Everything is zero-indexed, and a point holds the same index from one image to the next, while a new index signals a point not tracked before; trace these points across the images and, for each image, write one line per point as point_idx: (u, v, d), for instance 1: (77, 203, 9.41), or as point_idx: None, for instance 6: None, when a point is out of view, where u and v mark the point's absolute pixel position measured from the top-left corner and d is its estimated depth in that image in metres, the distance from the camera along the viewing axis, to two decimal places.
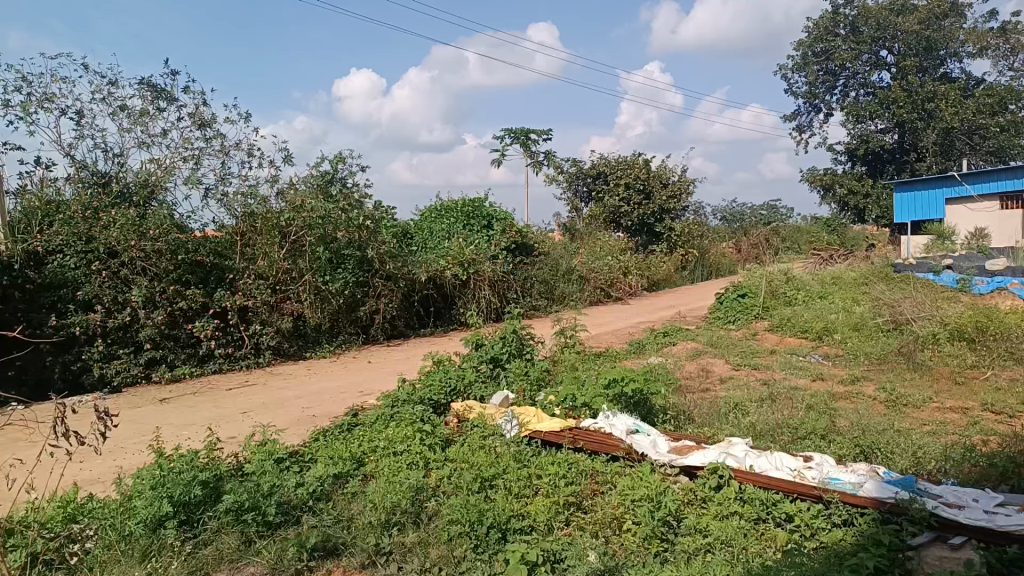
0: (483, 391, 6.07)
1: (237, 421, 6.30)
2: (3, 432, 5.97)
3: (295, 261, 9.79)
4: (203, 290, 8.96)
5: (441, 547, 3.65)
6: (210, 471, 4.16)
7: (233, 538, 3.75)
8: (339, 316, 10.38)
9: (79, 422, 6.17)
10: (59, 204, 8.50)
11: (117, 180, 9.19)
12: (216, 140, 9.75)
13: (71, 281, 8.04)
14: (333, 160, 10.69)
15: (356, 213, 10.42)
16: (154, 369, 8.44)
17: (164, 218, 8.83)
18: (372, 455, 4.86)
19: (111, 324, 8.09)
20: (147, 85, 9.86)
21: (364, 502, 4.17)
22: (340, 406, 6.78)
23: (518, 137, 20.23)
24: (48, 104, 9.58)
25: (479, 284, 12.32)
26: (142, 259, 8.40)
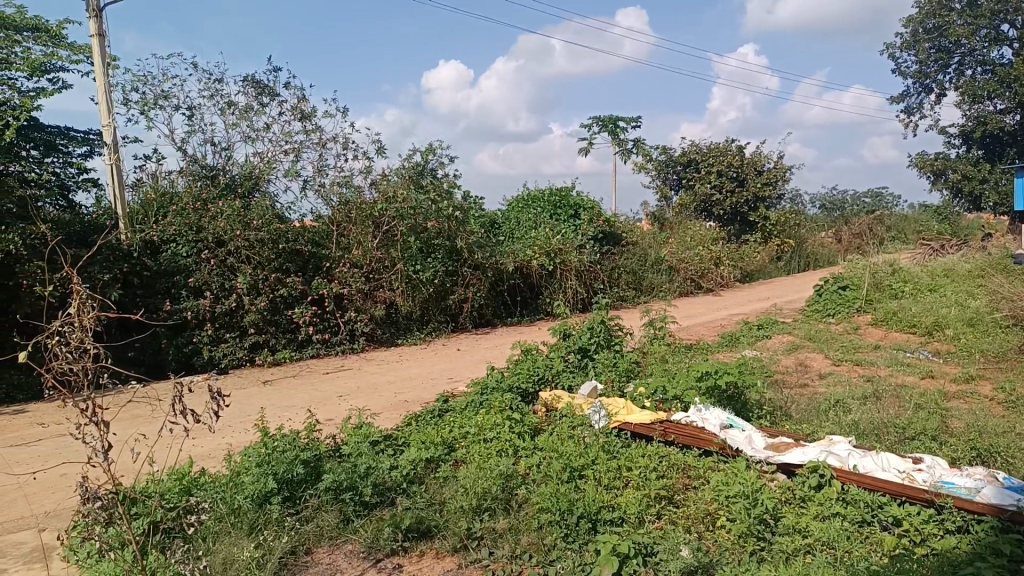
0: (571, 381, 6.07)
1: (334, 404, 6.56)
2: (128, 407, 6.50)
3: (387, 250, 10.05)
4: (302, 278, 9.34)
5: (531, 534, 3.68)
6: (310, 451, 4.38)
7: (333, 516, 3.92)
8: (429, 304, 10.59)
9: (193, 401, 6.65)
10: (172, 196, 9.10)
11: (224, 173, 9.70)
12: (314, 134, 10.13)
13: (183, 269, 8.57)
14: (424, 151, 10.91)
15: (446, 204, 10.61)
16: (257, 352, 8.88)
17: (266, 209, 9.25)
18: (462, 441, 4.95)
19: (218, 310, 8.54)
20: (251, 82, 10.34)
21: (455, 486, 4.25)
22: (431, 392, 6.95)
23: (606, 125, 20.01)
24: (163, 102, 10.22)
25: (566, 274, 12.32)
26: (246, 248, 8.80)
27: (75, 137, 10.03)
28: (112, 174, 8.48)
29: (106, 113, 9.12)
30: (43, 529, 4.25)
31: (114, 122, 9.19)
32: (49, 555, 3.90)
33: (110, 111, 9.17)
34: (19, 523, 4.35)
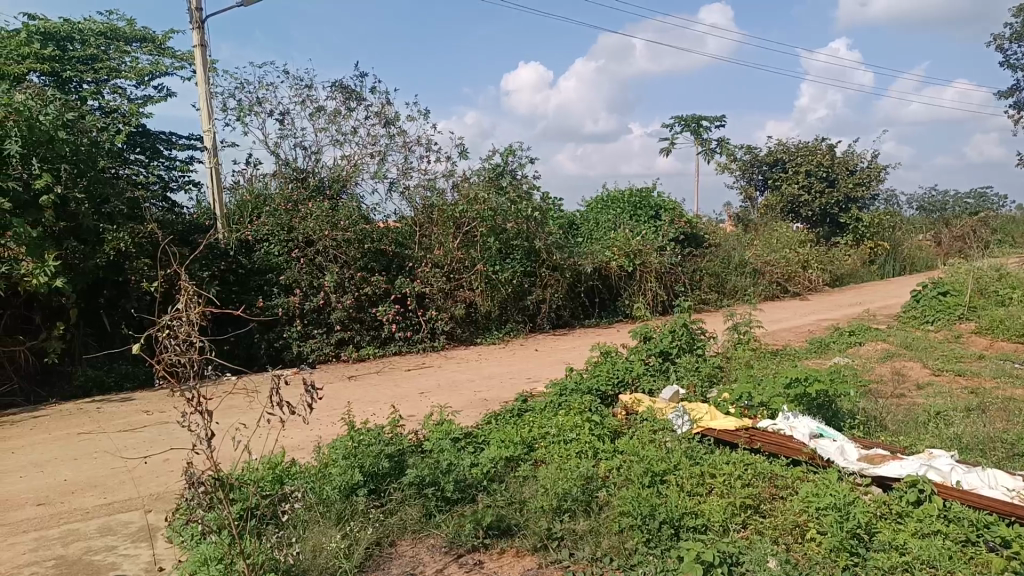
0: (652, 384, 5.98)
1: (416, 401, 6.71)
2: (227, 397, 6.86)
3: (467, 251, 10.19)
4: (386, 277, 9.57)
5: (612, 537, 3.66)
6: (394, 445, 4.50)
7: (416, 510, 4.02)
8: (508, 304, 10.66)
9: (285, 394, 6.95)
10: (266, 197, 9.54)
11: (313, 175, 10.09)
12: (399, 136, 10.39)
13: (275, 267, 8.94)
14: (504, 153, 11.01)
15: (525, 205, 10.70)
16: (343, 348, 9.17)
17: (353, 210, 9.55)
18: (542, 442, 4.97)
19: (307, 307, 8.87)
20: (339, 87, 10.69)
21: (535, 486, 4.27)
22: (510, 391, 7.01)
23: (688, 124, 19.65)
24: (258, 107, 10.72)
25: (646, 276, 12.22)
26: (334, 248, 9.11)
27: (178, 141, 10.64)
28: (212, 176, 8.96)
29: (206, 119, 9.63)
30: (148, 510, 4.54)
31: (214, 127, 9.70)
32: (154, 534, 4.16)
33: (210, 117, 9.68)
34: (127, 503, 4.66)
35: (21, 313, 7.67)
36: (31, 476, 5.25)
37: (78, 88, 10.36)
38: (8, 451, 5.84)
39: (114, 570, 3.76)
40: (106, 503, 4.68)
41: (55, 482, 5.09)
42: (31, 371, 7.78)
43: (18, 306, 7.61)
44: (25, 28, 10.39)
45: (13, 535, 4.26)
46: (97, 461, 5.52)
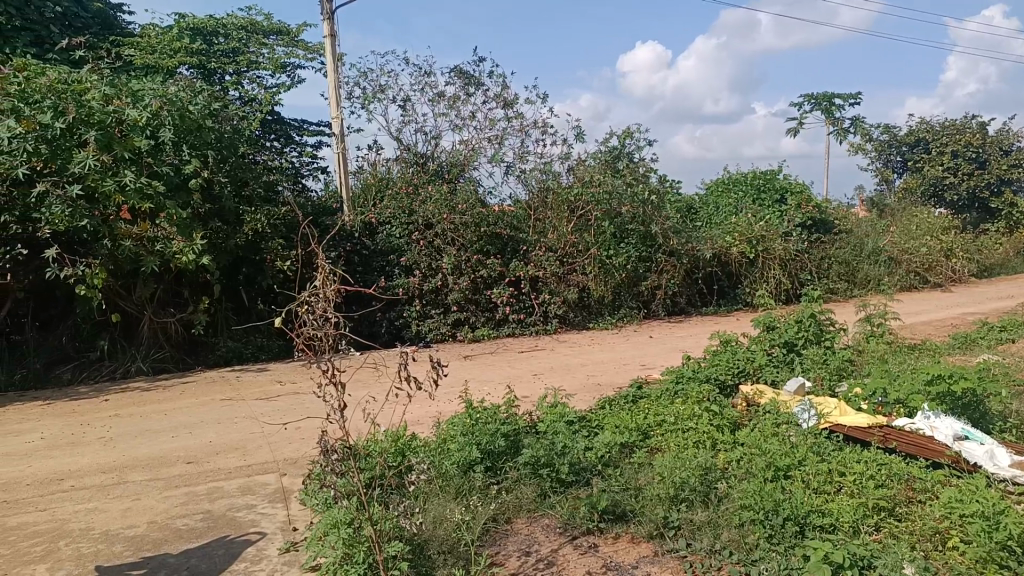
0: (775, 375, 5.75)
1: (530, 382, 6.80)
2: (357, 371, 7.22)
3: (582, 235, 10.13)
4: (501, 260, 9.69)
5: (732, 530, 3.56)
6: (510, 425, 4.56)
7: (531, 490, 4.09)
8: (622, 289, 10.52)
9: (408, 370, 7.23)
10: (389, 181, 9.93)
11: (433, 160, 10.40)
12: (516, 120, 10.47)
13: (397, 248, 9.27)
14: (622, 135, 10.87)
15: (641, 188, 10.57)
16: (459, 328, 9.38)
17: (470, 194, 9.75)
18: (658, 429, 4.89)
19: (426, 287, 9.13)
20: (458, 73, 10.89)
21: (650, 473, 4.21)
22: (624, 377, 6.95)
23: (819, 102, 18.58)
24: (381, 94, 11.11)
25: (768, 263, 11.76)
26: (452, 231, 9.33)
27: (308, 128, 11.25)
28: (339, 161, 9.41)
29: (335, 106, 10.09)
30: (283, 473, 4.86)
31: (342, 114, 10.16)
32: (288, 497, 4.47)
33: (338, 104, 10.15)
34: (265, 466, 5.02)
35: (172, 288, 8.39)
36: (181, 436, 5.76)
37: (221, 78, 11.16)
38: (162, 413, 6.43)
39: (254, 527, 4.07)
40: (246, 465, 5.06)
41: (202, 443, 5.56)
42: (180, 340, 8.50)
43: (170, 281, 8.32)
44: (177, 24, 11.30)
45: (168, 488, 4.70)
46: (237, 426, 5.98)
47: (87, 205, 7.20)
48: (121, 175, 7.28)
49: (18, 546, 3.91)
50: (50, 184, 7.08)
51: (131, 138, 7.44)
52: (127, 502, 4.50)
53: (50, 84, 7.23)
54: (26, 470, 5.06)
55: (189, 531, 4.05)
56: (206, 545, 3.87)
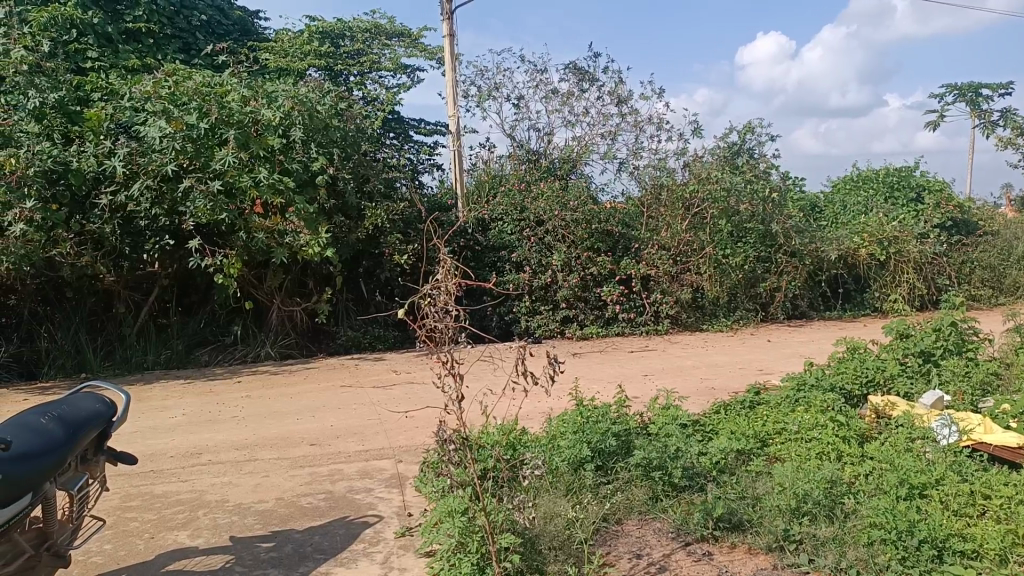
0: (909, 388, 5.37)
1: (642, 382, 6.70)
2: (473, 364, 7.40)
3: (697, 234, 9.85)
4: (612, 258, 9.56)
5: (859, 549, 3.36)
6: (621, 425, 4.51)
7: (642, 492, 4.02)
8: (739, 290, 10.16)
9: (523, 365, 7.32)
10: (501, 177, 10.06)
11: (546, 157, 10.46)
12: (631, 116, 10.32)
13: (508, 245, 9.39)
14: (742, 130, 10.48)
15: (762, 185, 10.18)
16: (568, 326, 9.34)
17: (582, 190, 9.70)
18: (777, 438, 4.69)
19: (536, 284, 9.17)
20: (573, 69, 10.86)
21: (769, 483, 4.04)
22: (740, 382, 6.71)
23: (963, 93, 17.16)
24: (496, 92, 11.25)
25: (901, 266, 11.05)
26: (563, 227, 9.30)
27: (425, 127, 11.57)
28: (455, 159, 9.64)
29: (452, 105, 10.33)
30: (399, 460, 5.04)
31: (458, 113, 10.38)
32: (404, 483, 4.62)
33: (455, 103, 10.37)
34: (381, 452, 5.22)
35: (298, 279, 8.89)
36: (305, 419, 6.09)
37: (346, 79, 11.69)
38: (288, 396, 6.83)
39: (372, 510, 4.23)
40: (364, 450, 5.28)
41: (324, 427, 5.85)
42: (304, 328, 9.03)
43: (297, 273, 8.83)
44: (307, 28, 11.91)
45: (293, 468, 4.98)
46: (356, 412, 6.26)
47: (226, 199, 7.73)
48: (256, 172, 7.79)
49: (163, 513, 4.27)
50: (194, 180, 7.67)
51: (266, 137, 7.96)
52: (257, 478, 4.81)
53: (196, 87, 7.83)
54: (170, 444, 5.50)
55: (312, 509, 4.28)
56: (328, 524, 4.06)
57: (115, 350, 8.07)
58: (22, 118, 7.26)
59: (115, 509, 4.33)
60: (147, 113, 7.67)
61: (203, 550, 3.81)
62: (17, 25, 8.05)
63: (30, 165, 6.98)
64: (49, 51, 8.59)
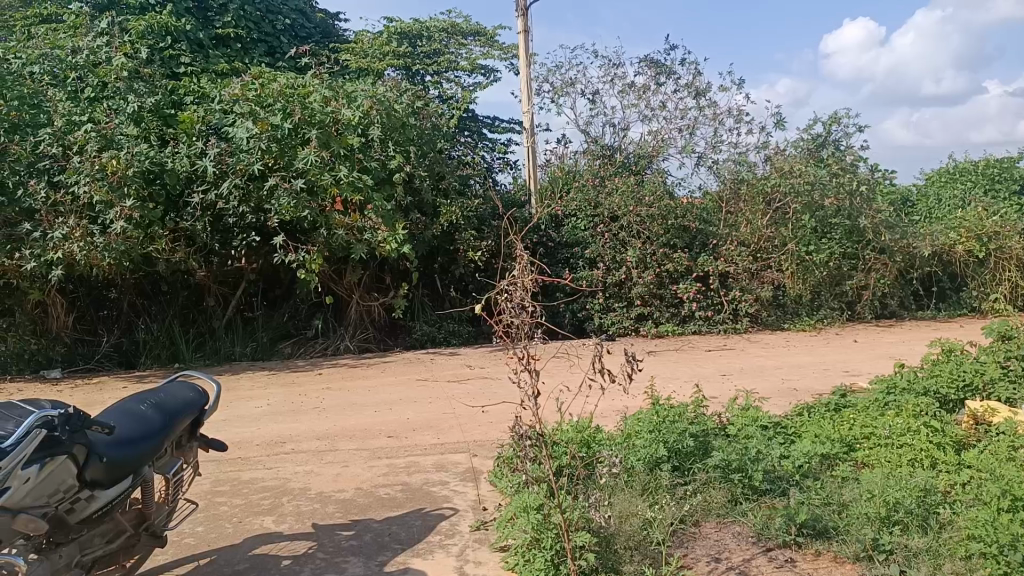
0: (1011, 393, 5.02)
1: (720, 382, 6.54)
2: (550, 360, 7.40)
3: (779, 229, 9.54)
4: (689, 254, 9.34)
5: (956, 562, 3.25)
6: (699, 425, 4.41)
7: (721, 494, 3.92)
8: (823, 288, 9.79)
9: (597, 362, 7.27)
10: (575, 173, 10.02)
11: (620, 151, 10.34)
12: (709, 109, 10.07)
13: (582, 241, 9.33)
14: (827, 121, 10.06)
15: (849, 178, 9.75)
16: (642, 323, 9.21)
17: (658, 185, 9.52)
18: (865, 443, 4.49)
19: (610, 280, 9.08)
20: (649, 62, 10.68)
21: (857, 489, 3.88)
22: (825, 383, 6.45)
23: None
24: (570, 88, 11.20)
25: (1003, 263, 10.41)
26: (638, 223, 9.16)
27: (499, 125, 11.63)
28: (529, 155, 9.65)
29: (526, 102, 10.34)
30: (473, 454, 5.09)
31: (533, 109, 10.38)
32: (478, 477, 4.67)
33: (529, 99, 10.38)
34: (456, 446, 5.28)
35: (376, 274, 9.10)
36: (382, 411, 6.23)
37: (423, 79, 11.87)
38: (366, 389, 7.00)
39: (447, 503, 4.29)
40: (439, 443, 5.36)
41: (400, 419, 5.97)
42: (381, 323, 9.26)
43: (374, 269, 9.04)
44: (386, 30, 12.16)
45: (372, 458, 5.11)
46: (433, 405, 6.36)
47: (308, 197, 7.96)
48: (337, 170, 8.01)
49: (250, 498, 4.45)
50: (279, 178, 7.93)
51: (346, 136, 8.17)
52: (337, 468, 4.95)
53: (281, 89, 8.11)
54: (255, 432, 5.74)
55: (390, 500, 4.37)
56: (405, 515, 4.15)
57: (206, 342, 8.48)
58: (122, 121, 7.64)
59: (206, 493, 4.55)
60: (235, 114, 8.01)
61: (288, 536, 3.95)
62: (118, 34, 8.54)
63: (129, 166, 7.33)
64: (147, 57, 9.06)
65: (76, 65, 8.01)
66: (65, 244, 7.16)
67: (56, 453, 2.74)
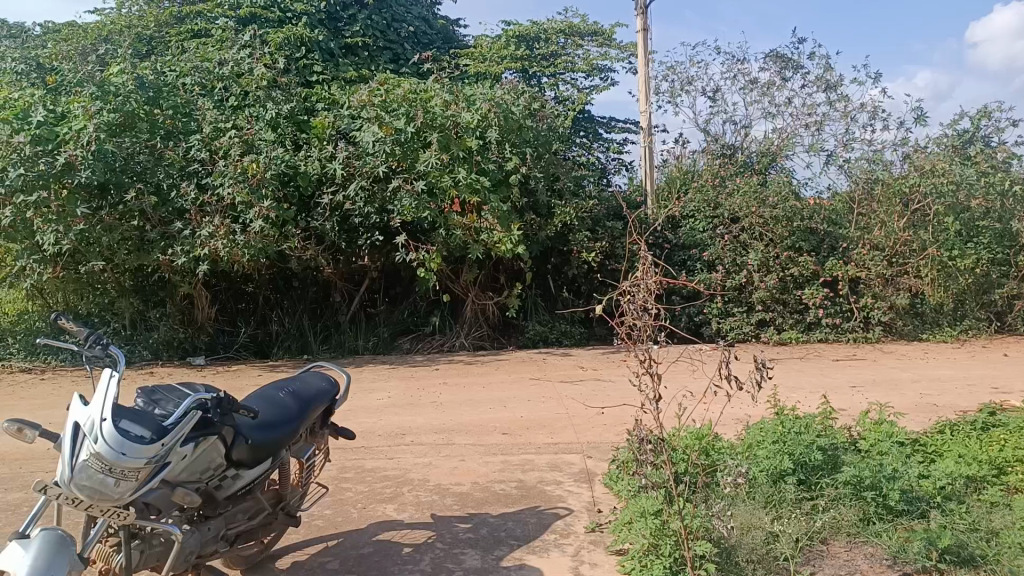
0: None
1: (849, 395, 6.17)
2: (678, 364, 7.28)
3: (917, 233, 8.87)
4: (816, 258, 8.86)
5: None
6: (827, 438, 4.18)
7: (852, 513, 3.70)
8: (967, 296, 9.13)
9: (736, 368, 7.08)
10: (694, 173, 9.78)
11: (742, 151, 10.03)
12: (840, 104, 9.55)
13: (701, 243, 9.08)
14: (975, 115, 9.29)
15: (1000, 177, 8.96)
16: (764, 329, 8.86)
17: (784, 186, 9.11)
18: (1017, 466, 4.24)
19: (729, 284, 8.76)
20: (774, 57, 10.25)
21: (1008, 517, 3.69)
22: (970, 400, 5.95)
23: None
24: (689, 86, 10.94)
25: None
26: (762, 225, 8.81)
27: (616, 125, 11.55)
28: (646, 155, 9.51)
29: (644, 101, 10.20)
30: (588, 455, 5.08)
31: (651, 109, 10.22)
32: (593, 478, 4.66)
33: (647, 98, 10.23)
34: (570, 446, 5.29)
35: (490, 274, 9.26)
36: (497, 409, 6.33)
37: (540, 81, 11.98)
38: (480, 386, 7.11)
39: (562, 502, 4.31)
40: (553, 442, 5.39)
41: (514, 418, 6.04)
42: (495, 321, 9.43)
43: (489, 268, 9.21)
44: (505, 34, 12.34)
45: (487, 454, 5.20)
46: (546, 405, 6.40)
47: (429, 198, 8.23)
48: (456, 172, 8.23)
49: (373, 486, 4.65)
50: (402, 180, 8.24)
51: (464, 139, 8.35)
52: (454, 462, 5.08)
53: (405, 94, 8.41)
54: (377, 423, 5.98)
55: (505, 496, 4.44)
56: (520, 512, 4.20)
57: (332, 335, 9.02)
58: (261, 127, 8.18)
59: (333, 478, 4.80)
60: (363, 119, 8.39)
61: (408, 524, 4.11)
62: (259, 45, 9.15)
63: (268, 169, 7.84)
64: (284, 67, 9.66)
65: (222, 75, 8.61)
66: (211, 241, 7.75)
67: (207, 433, 2.99)
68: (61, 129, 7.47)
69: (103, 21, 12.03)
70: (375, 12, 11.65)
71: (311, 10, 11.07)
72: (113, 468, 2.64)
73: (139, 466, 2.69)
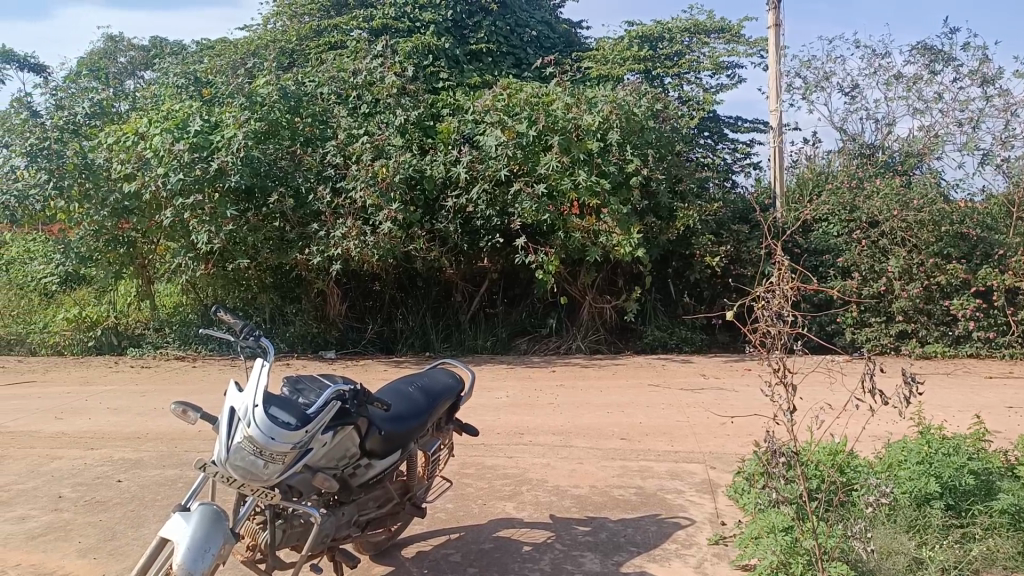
0: None
1: (1006, 416, 5.64)
2: (813, 374, 6.97)
3: None
4: (967, 265, 8.16)
5: None
6: (980, 461, 3.83)
7: (1009, 545, 3.40)
8: None
9: (883, 381, 6.68)
10: (828, 175, 9.30)
11: (883, 151, 9.43)
12: (999, 98, 8.75)
13: (834, 248, 8.60)
14: None
15: None
16: (905, 342, 8.27)
17: (930, 188, 8.48)
18: None
19: (866, 292, 8.26)
20: (923, 50, 9.54)
21: None
22: None
23: None
24: (825, 83, 10.38)
25: None
26: (904, 229, 8.23)
27: (743, 125, 11.15)
28: (775, 156, 9.12)
29: (775, 99, 9.79)
30: (710, 465, 4.94)
31: (781, 107, 9.79)
32: (715, 490, 4.53)
33: (778, 96, 9.81)
34: (691, 455, 5.17)
35: (609, 276, 9.21)
36: (615, 413, 6.28)
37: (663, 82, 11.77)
38: (597, 390, 7.07)
39: (683, 512, 4.22)
40: (674, 450, 5.28)
41: (633, 423, 5.97)
42: (613, 325, 9.36)
43: (608, 271, 9.16)
44: (628, 34, 12.21)
45: (605, 459, 5.17)
46: (666, 412, 6.28)
47: (548, 201, 8.33)
48: (576, 175, 8.24)
49: (493, 483, 4.74)
50: (522, 183, 8.38)
51: (585, 142, 8.30)
52: (572, 464, 5.09)
53: (527, 98, 8.50)
54: (497, 421, 6.10)
55: (625, 501, 4.40)
56: (640, 518, 4.15)
57: (453, 334, 9.27)
58: (391, 133, 8.55)
59: (455, 473, 4.94)
60: (486, 124, 8.56)
61: (527, 522, 4.16)
62: (390, 54, 9.55)
63: (396, 173, 8.16)
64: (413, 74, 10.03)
65: (355, 84, 9.05)
66: (344, 242, 8.18)
67: (345, 423, 3.15)
68: (215, 138, 8.17)
69: (251, 37, 13.01)
70: (499, 18, 11.88)
71: (439, 18, 11.42)
72: (263, 450, 2.85)
73: (285, 450, 2.89)
